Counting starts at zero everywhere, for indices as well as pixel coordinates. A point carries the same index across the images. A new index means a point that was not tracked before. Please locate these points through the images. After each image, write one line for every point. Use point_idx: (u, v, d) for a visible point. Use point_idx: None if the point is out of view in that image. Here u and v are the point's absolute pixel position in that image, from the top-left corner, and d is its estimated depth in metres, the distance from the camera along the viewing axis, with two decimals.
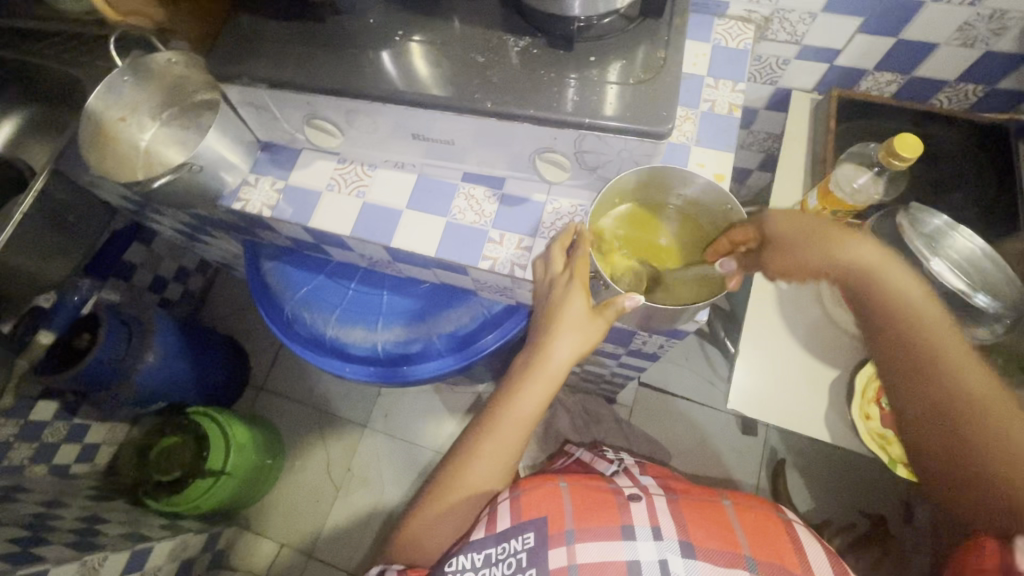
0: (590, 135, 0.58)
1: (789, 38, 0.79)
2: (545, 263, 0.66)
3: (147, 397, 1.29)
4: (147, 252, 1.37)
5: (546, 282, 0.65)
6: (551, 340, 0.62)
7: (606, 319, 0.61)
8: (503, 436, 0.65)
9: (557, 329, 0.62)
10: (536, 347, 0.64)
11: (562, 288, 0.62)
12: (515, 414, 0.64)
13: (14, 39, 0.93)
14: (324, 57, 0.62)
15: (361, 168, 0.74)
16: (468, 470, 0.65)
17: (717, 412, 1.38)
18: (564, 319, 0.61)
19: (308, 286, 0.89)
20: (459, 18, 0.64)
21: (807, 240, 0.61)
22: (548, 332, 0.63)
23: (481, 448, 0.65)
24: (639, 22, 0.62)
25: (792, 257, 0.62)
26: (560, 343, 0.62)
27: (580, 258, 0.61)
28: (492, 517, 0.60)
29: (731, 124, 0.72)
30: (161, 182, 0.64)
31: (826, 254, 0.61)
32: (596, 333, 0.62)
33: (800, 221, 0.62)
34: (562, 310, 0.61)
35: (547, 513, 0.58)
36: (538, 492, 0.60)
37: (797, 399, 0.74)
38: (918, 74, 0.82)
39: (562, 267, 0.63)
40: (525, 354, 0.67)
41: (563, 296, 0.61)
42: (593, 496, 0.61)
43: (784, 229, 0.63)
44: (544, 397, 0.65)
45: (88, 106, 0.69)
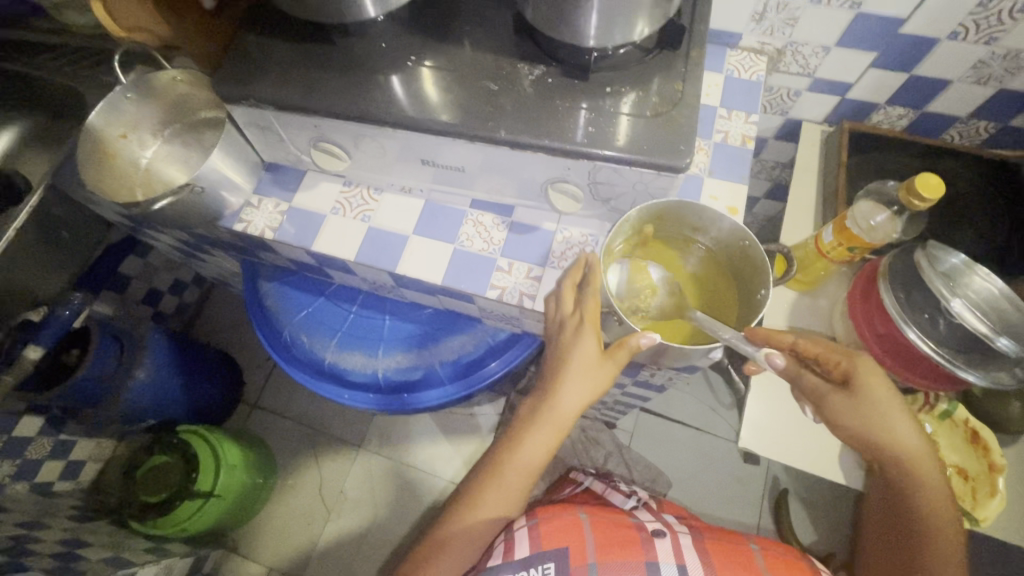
0: (606, 167, 0.56)
1: (802, 70, 0.79)
2: (556, 300, 0.64)
3: (134, 415, 1.25)
4: (142, 265, 1.36)
5: (556, 321, 0.63)
6: (559, 384, 0.60)
7: (617, 363, 0.59)
8: (511, 483, 0.63)
9: (567, 374, 0.60)
10: (544, 390, 0.62)
11: (572, 331, 0.60)
12: (520, 460, 0.62)
13: (20, 52, 0.92)
14: (333, 81, 0.61)
15: (367, 192, 0.73)
16: (472, 510, 0.64)
17: (719, 439, 1.35)
18: (577, 361, 0.59)
19: (308, 310, 0.86)
20: (470, 42, 0.64)
21: (879, 414, 0.59)
22: (559, 372, 0.60)
23: (487, 491, 0.63)
24: (655, 53, 0.61)
25: (844, 403, 0.59)
26: (571, 387, 0.60)
27: (591, 298, 0.59)
28: (511, 544, 0.62)
29: (744, 155, 0.71)
30: (162, 204, 0.63)
31: (886, 422, 0.59)
32: (605, 377, 0.60)
33: (891, 399, 0.59)
34: (572, 354, 0.59)
35: (569, 543, 0.60)
36: (561, 523, 0.62)
37: (807, 437, 0.72)
38: (930, 109, 0.81)
39: (573, 306, 0.61)
40: (533, 398, 0.64)
41: (572, 341, 0.60)
42: (617, 531, 0.62)
43: (875, 392, 0.58)
44: (552, 441, 0.62)
45: (90, 122, 0.68)
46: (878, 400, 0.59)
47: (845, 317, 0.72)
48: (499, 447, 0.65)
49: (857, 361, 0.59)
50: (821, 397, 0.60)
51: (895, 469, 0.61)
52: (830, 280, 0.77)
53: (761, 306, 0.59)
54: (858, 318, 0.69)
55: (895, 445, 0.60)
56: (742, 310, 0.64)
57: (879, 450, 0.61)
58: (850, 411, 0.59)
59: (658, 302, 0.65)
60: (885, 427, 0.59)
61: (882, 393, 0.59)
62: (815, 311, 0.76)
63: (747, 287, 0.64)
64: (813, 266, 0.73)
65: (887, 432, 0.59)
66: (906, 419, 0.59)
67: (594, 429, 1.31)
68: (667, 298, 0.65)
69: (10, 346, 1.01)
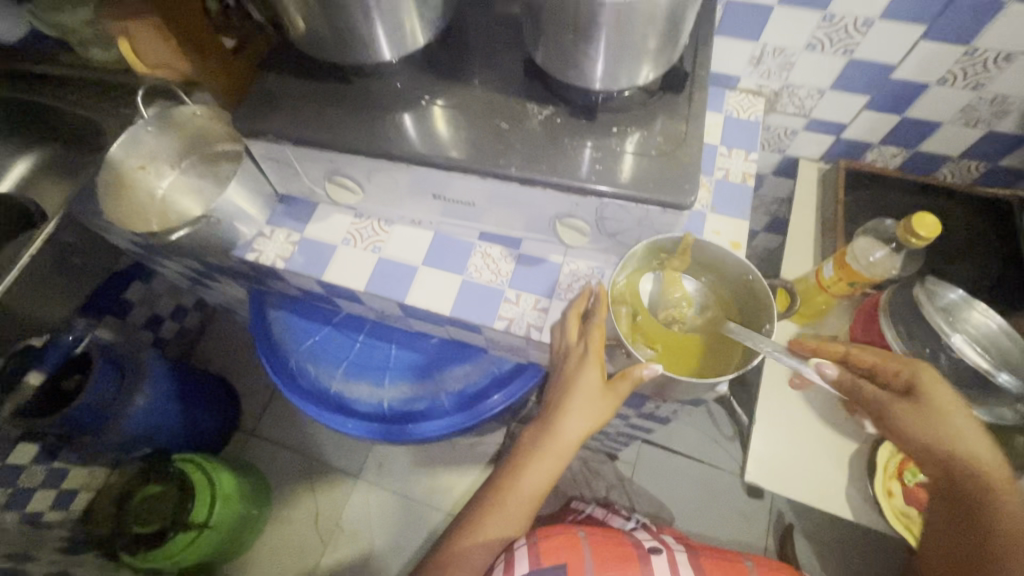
0: (613, 204, 0.58)
1: (798, 110, 0.82)
2: (561, 330, 0.65)
3: (130, 443, 1.24)
4: (146, 291, 1.37)
5: (561, 351, 0.64)
6: (562, 413, 0.61)
7: (619, 394, 0.59)
8: (513, 512, 0.63)
9: (570, 403, 0.60)
10: (547, 419, 0.62)
11: (577, 360, 0.61)
12: (522, 488, 0.62)
13: (31, 81, 0.92)
14: (349, 119, 0.64)
15: (378, 223, 0.74)
16: (471, 536, 0.63)
17: (722, 472, 1.34)
18: (580, 391, 0.60)
19: (314, 338, 0.87)
20: (480, 82, 0.66)
21: (946, 419, 0.59)
22: (564, 401, 0.61)
23: (488, 519, 0.63)
24: (659, 95, 0.64)
25: (907, 404, 0.61)
26: (575, 415, 0.60)
27: (595, 328, 0.61)
28: (510, 561, 0.59)
29: (745, 192, 0.73)
30: (178, 234, 0.65)
31: (949, 426, 0.59)
32: (607, 408, 0.60)
33: (958, 407, 0.60)
34: (576, 382, 0.60)
35: (568, 560, 0.59)
36: (559, 539, 0.61)
37: (813, 471, 0.72)
38: (922, 149, 0.84)
39: (578, 337, 0.63)
40: (535, 427, 0.65)
41: (576, 371, 0.61)
42: (615, 549, 0.63)
43: (940, 398, 0.59)
44: (554, 471, 0.62)
45: (111, 155, 0.70)
46: (943, 402, 0.59)
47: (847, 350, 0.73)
48: (502, 476, 0.65)
49: (919, 369, 0.61)
50: (881, 401, 0.62)
51: (968, 484, 0.59)
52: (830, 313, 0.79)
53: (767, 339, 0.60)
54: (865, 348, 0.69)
55: (969, 453, 0.59)
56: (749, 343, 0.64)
57: (946, 459, 0.60)
58: (913, 418, 0.60)
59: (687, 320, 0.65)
60: (951, 431, 0.59)
61: (949, 399, 0.59)
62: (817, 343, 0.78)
63: (755, 319, 0.63)
64: (813, 300, 0.74)
65: (955, 436, 0.59)
66: (976, 430, 0.59)
67: (596, 460, 1.30)
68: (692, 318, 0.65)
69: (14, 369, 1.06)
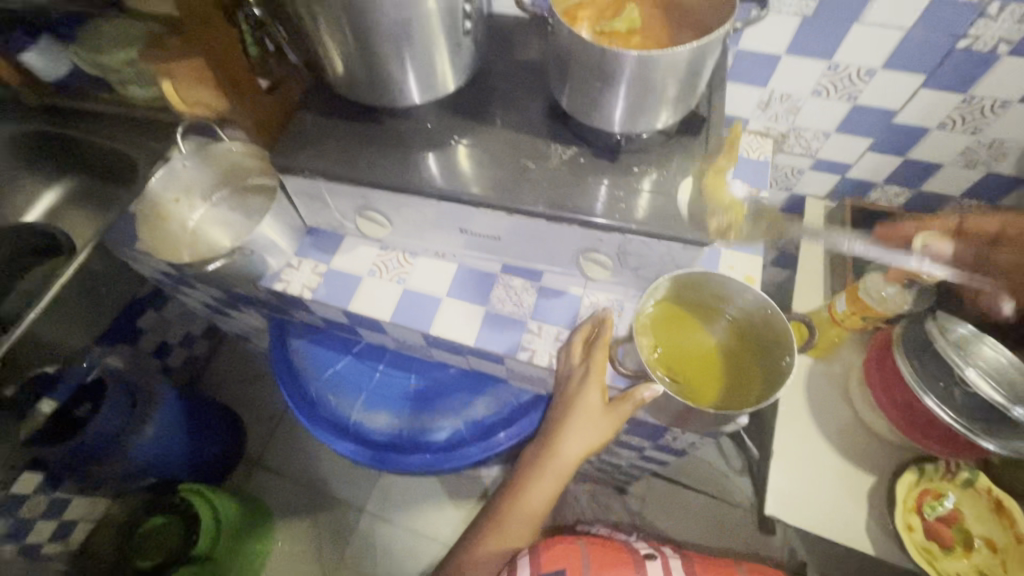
0: (636, 239, 0.61)
1: (804, 151, 0.86)
2: (567, 351, 0.67)
3: (137, 471, 1.22)
4: (157, 318, 1.39)
5: (566, 371, 0.67)
6: (562, 434, 0.64)
7: (619, 416, 0.61)
8: (513, 527, 0.67)
9: (568, 424, 0.63)
10: (548, 438, 0.66)
11: (578, 381, 0.64)
12: (523, 506, 0.66)
13: (58, 116, 0.94)
14: (380, 156, 0.67)
15: (403, 255, 0.76)
16: (478, 550, 0.69)
17: (734, 507, 1.32)
18: (579, 412, 0.63)
19: (335, 367, 0.88)
20: (505, 124, 0.70)
21: None
22: (563, 421, 0.64)
23: (491, 534, 0.68)
24: (676, 138, 0.67)
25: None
26: (573, 436, 0.63)
27: (599, 351, 0.63)
28: (515, 570, 0.65)
29: (758, 229, 0.75)
30: (214, 264, 0.69)
31: None
32: (608, 428, 0.62)
33: None
34: (577, 403, 0.63)
35: (567, 566, 0.65)
36: (560, 548, 0.66)
37: (833, 505, 0.72)
38: (924, 189, 0.88)
39: (581, 358, 0.65)
40: (538, 444, 0.68)
41: (576, 393, 0.63)
42: (611, 553, 0.69)
43: None
44: (554, 489, 0.66)
45: (147, 188, 0.75)
46: None
47: (862, 381, 0.75)
48: (507, 492, 0.69)
49: None
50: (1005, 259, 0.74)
51: None
52: (842, 346, 0.81)
53: (789, 372, 0.61)
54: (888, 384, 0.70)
55: None
56: (770, 377, 0.64)
57: None
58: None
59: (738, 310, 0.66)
60: None
61: None
62: (830, 377, 0.79)
63: (777, 348, 0.64)
64: (827, 333, 0.78)
65: None
66: None
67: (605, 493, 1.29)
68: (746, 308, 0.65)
69: (25, 401, 1.06)
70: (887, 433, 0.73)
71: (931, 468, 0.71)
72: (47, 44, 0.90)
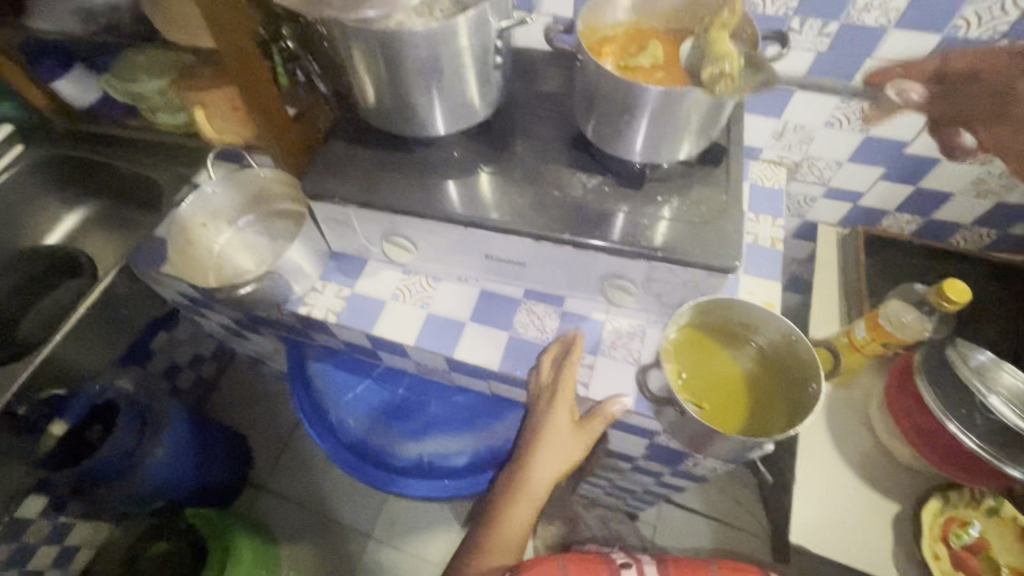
0: (662, 266, 0.62)
1: (817, 180, 0.88)
2: (534, 375, 0.70)
3: (145, 496, 1.19)
4: (167, 339, 1.39)
5: (535, 394, 0.69)
6: (535, 455, 0.67)
7: (591, 431, 0.66)
8: (496, 558, 0.65)
9: (543, 444, 0.67)
10: (522, 460, 0.69)
11: (547, 403, 0.67)
12: (505, 533, 0.66)
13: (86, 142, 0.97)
14: (408, 183, 0.68)
15: (426, 280, 0.77)
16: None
17: (747, 535, 1.30)
18: (551, 433, 0.66)
19: (355, 391, 0.88)
20: (529, 153, 0.72)
21: None
22: (536, 442, 0.67)
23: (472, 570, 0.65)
24: (698, 168, 0.68)
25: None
26: (546, 455, 0.67)
27: (567, 372, 0.67)
28: None
29: (775, 255, 0.77)
30: (246, 288, 0.70)
31: None
32: (579, 444, 0.66)
33: None
34: (549, 425, 0.66)
35: None
36: (544, 565, 0.64)
37: (856, 533, 0.72)
38: (935, 217, 0.89)
39: (549, 379, 0.68)
40: (513, 468, 0.71)
41: (548, 413, 0.67)
42: (590, 566, 0.67)
43: None
44: (532, 511, 0.67)
45: (179, 212, 0.76)
46: None
47: (883, 408, 0.75)
48: (487, 522, 0.68)
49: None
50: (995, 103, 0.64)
51: None
52: (861, 371, 0.81)
53: (816, 400, 0.61)
54: (910, 411, 0.70)
55: None
56: (796, 406, 0.64)
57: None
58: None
59: (766, 339, 0.67)
60: None
61: None
62: (849, 404, 0.80)
63: (801, 375, 0.65)
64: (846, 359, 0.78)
65: None
66: None
67: (616, 520, 1.27)
68: (777, 339, 0.66)
69: (37, 420, 1.06)
70: (909, 460, 0.73)
71: (955, 496, 0.72)
72: (81, 73, 0.91)
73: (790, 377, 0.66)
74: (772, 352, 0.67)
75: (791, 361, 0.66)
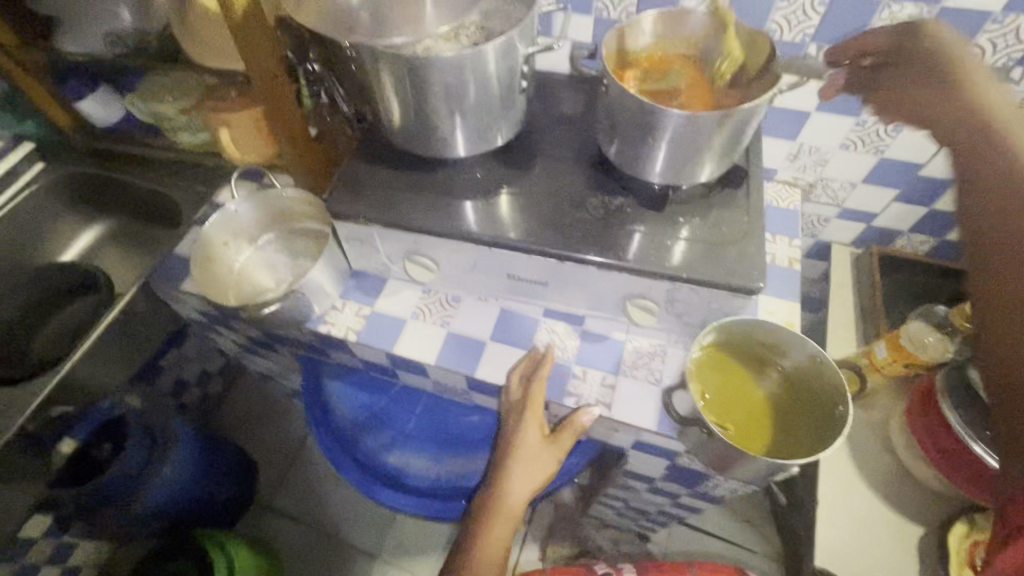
0: (685, 287, 0.62)
1: (831, 201, 0.89)
2: (505, 391, 0.72)
3: (150, 517, 1.17)
4: (176, 355, 1.39)
5: (507, 410, 0.71)
6: (510, 470, 0.69)
7: (562, 443, 0.68)
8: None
9: (516, 459, 0.69)
10: (497, 476, 0.70)
11: (518, 418, 0.69)
12: (486, 551, 0.66)
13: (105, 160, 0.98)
14: (431, 203, 0.69)
15: (446, 298, 0.78)
16: None
17: (761, 558, 1.28)
18: (523, 447, 0.69)
19: (372, 410, 0.88)
20: (549, 174, 0.73)
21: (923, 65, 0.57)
22: (510, 457, 0.69)
23: None
24: (718, 190, 0.69)
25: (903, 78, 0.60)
26: (520, 469, 0.69)
27: (537, 387, 0.68)
28: None
29: (793, 276, 0.77)
30: (269, 307, 0.70)
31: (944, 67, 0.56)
32: (551, 457, 0.69)
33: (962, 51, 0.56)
34: (521, 440, 0.69)
35: None
36: None
37: (880, 557, 0.71)
38: (949, 238, 0.90)
39: (520, 395, 0.70)
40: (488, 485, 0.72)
41: (520, 430, 0.69)
42: None
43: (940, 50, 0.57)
44: (510, 527, 0.68)
45: (204, 232, 0.76)
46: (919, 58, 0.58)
47: (905, 429, 0.74)
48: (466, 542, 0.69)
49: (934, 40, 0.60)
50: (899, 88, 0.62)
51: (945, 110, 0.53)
52: (879, 392, 0.81)
53: (843, 422, 0.61)
54: (934, 431, 0.70)
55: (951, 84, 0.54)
56: (823, 429, 0.64)
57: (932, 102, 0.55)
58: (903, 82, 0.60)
59: (791, 364, 0.67)
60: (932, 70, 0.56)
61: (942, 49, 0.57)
62: (869, 425, 0.79)
63: (827, 398, 0.65)
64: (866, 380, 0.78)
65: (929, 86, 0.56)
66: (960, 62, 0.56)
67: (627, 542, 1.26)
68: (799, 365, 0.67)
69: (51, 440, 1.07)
70: (932, 483, 0.73)
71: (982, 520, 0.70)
72: (105, 92, 0.91)
73: (813, 401, 0.66)
74: (795, 376, 0.68)
75: (813, 385, 0.66)
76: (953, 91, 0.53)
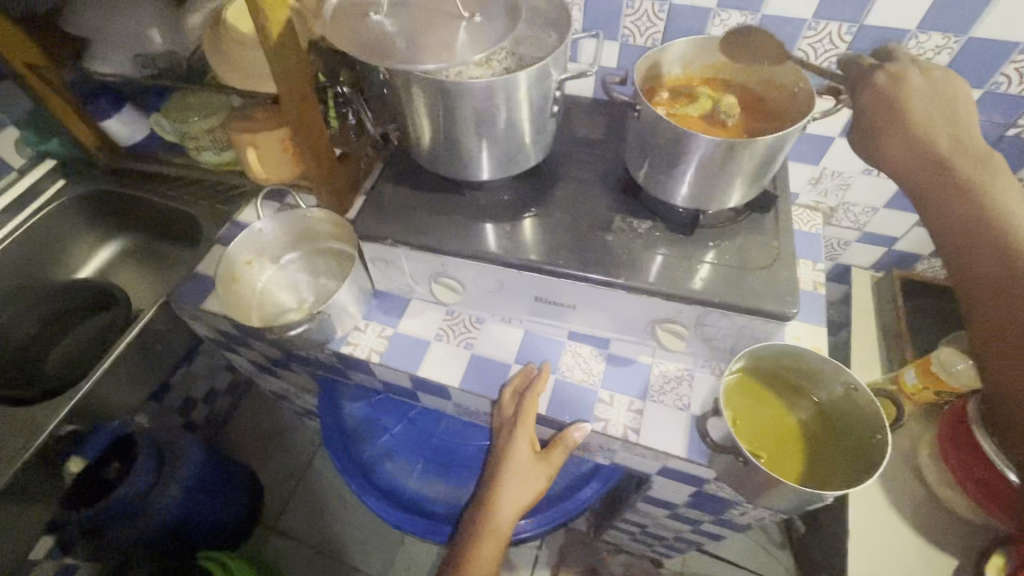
0: (717, 312, 0.61)
1: (852, 225, 0.89)
2: (496, 409, 0.71)
3: (155, 539, 1.13)
4: (185, 373, 1.38)
5: (499, 427, 0.70)
6: (499, 484, 0.69)
7: (554, 459, 0.67)
8: None
9: (506, 478, 0.69)
10: (486, 493, 0.70)
11: (508, 433, 0.69)
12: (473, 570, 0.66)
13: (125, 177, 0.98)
14: (458, 226, 0.69)
15: (469, 320, 0.77)
16: None
17: None
18: (513, 462, 0.68)
19: (391, 433, 0.88)
20: (576, 197, 0.73)
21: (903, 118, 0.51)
22: (499, 473, 0.69)
23: None
24: (746, 215, 0.69)
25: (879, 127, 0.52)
26: (509, 485, 0.69)
27: (529, 401, 0.68)
28: None
29: (818, 300, 0.76)
30: (297, 328, 0.69)
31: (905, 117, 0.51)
32: (541, 472, 0.68)
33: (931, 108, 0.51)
34: (511, 456, 0.68)
35: None
36: None
37: None
38: None
39: (512, 412, 0.69)
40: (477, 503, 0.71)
41: (510, 444, 0.68)
42: None
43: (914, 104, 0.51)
44: (499, 544, 0.68)
45: (228, 251, 0.76)
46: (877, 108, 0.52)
47: (937, 457, 0.73)
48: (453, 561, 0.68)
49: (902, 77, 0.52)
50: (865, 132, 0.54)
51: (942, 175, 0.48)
52: (906, 418, 0.80)
53: (880, 451, 0.59)
54: (969, 460, 0.68)
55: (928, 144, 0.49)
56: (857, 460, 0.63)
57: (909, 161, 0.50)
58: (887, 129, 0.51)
59: (824, 395, 0.67)
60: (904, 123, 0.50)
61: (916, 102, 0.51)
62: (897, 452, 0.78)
63: (860, 427, 0.64)
64: None
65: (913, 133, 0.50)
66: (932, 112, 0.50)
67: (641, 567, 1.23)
68: (830, 396, 0.66)
69: None
70: (965, 512, 0.71)
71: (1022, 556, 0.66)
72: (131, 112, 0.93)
73: (845, 430, 0.65)
74: (830, 407, 0.67)
75: (844, 415, 0.65)
76: (924, 148, 0.50)
